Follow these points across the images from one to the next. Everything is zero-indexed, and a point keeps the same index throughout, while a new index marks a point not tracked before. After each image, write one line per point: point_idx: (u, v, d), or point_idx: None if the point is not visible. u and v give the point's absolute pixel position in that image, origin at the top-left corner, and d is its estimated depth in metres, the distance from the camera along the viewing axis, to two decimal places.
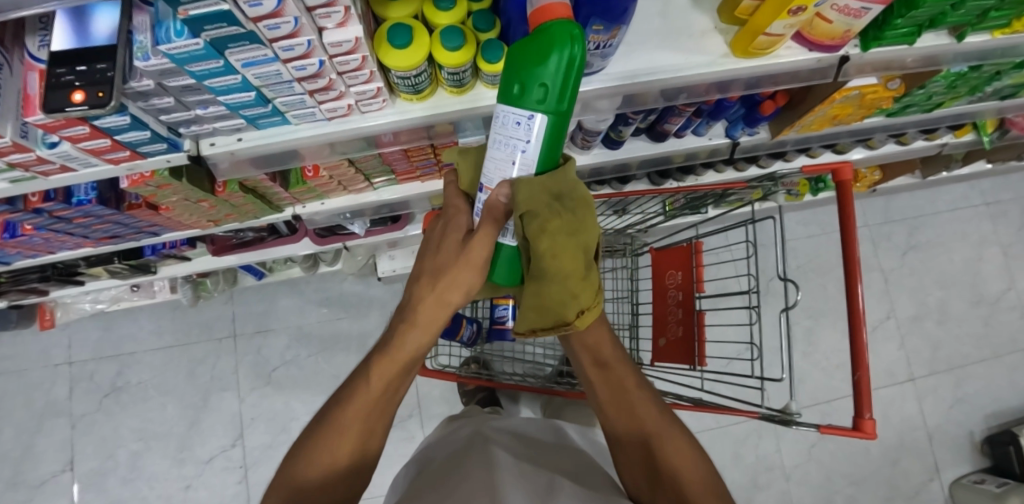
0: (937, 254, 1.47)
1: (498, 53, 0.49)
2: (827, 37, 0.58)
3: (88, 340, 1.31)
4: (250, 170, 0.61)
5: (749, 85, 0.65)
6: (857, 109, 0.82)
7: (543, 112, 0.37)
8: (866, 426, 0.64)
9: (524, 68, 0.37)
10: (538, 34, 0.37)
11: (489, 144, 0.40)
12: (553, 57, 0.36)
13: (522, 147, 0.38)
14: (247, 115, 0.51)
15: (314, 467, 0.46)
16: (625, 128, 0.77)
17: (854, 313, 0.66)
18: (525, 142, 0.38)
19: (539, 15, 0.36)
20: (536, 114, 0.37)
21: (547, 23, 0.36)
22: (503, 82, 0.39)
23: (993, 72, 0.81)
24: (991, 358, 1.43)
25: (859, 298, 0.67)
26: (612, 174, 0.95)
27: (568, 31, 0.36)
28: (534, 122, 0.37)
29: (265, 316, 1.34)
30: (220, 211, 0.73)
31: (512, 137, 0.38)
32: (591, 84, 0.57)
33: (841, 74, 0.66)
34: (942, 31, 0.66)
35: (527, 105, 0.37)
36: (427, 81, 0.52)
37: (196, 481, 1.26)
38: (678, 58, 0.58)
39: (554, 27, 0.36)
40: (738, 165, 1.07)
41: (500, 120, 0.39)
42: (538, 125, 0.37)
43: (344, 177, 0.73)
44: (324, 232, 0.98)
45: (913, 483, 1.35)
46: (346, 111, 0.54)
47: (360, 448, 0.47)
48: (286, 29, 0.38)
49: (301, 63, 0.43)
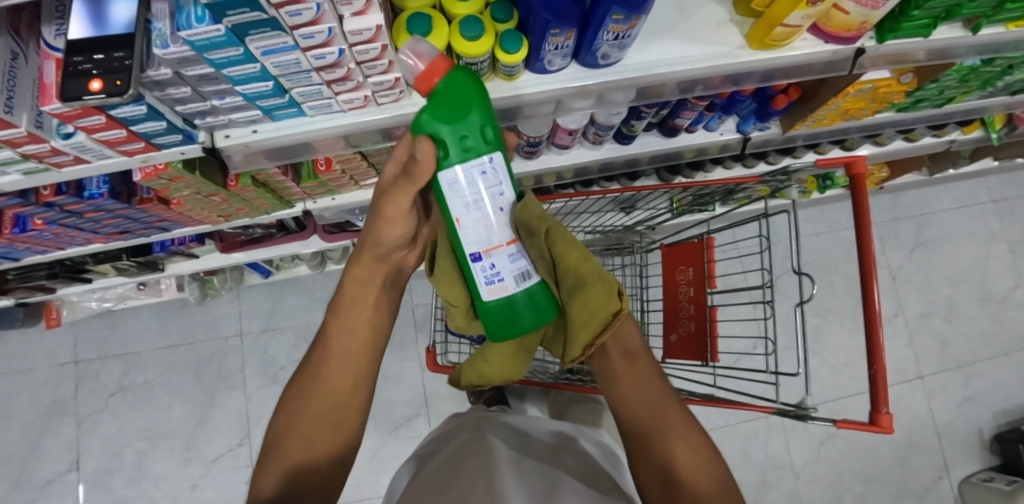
0: (944, 252, 1.47)
1: (517, 43, 0.49)
2: (843, 29, 0.58)
3: (94, 339, 1.31)
4: (263, 162, 0.61)
5: (765, 77, 0.65)
6: (869, 102, 0.82)
7: (494, 149, 0.44)
8: (883, 420, 0.64)
9: (447, 128, 0.43)
10: (445, 94, 0.43)
11: (465, 210, 0.45)
12: (475, 99, 0.43)
13: (498, 189, 0.45)
14: (263, 106, 0.51)
15: (300, 451, 0.49)
16: (638, 123, 0.76)
17: (870, 305, 0.66)
18: (498, 182, 0.45)
19: (428, 78, 0.42)
20: (492, 153, 0.44)
21: (444, 81, 0.42)
22: (446, 153, 0.43)
23: (1005, 66, 0.80)
24: (1000, 355, 1.42)
25: (876, 290, 0.66)
26: (622, 170, 0.95)
27: (464, 74, 0.43)
28: (494, 161, 0.44)
29: (271, 314, 1.33)
30: (231, 205, 0.73)
31: (481, 187, 0.44)
32: (607, 77, 0.56)
33: (856, 66, 0.66)
34: (956, 23, 0.65)
35: (482, 152, 0.44)
36: None
37: (202, 481, 1.25)
38: (694, 50, 0.58)
39: (452, 80, 0.42)
40: (747, 161, 1.07)
41: (462, 187, 0.44)
42: (498, 162, 0.45)
43: (356, 171, 0.72)
44: (333, 228, 0.99)
45: (923, 481, 1.35)
46: (362, 103, 0.54)
47: (338, 430, 0.51)
48: (308, 16, 0.38)
49: (320, 52, 0.43)
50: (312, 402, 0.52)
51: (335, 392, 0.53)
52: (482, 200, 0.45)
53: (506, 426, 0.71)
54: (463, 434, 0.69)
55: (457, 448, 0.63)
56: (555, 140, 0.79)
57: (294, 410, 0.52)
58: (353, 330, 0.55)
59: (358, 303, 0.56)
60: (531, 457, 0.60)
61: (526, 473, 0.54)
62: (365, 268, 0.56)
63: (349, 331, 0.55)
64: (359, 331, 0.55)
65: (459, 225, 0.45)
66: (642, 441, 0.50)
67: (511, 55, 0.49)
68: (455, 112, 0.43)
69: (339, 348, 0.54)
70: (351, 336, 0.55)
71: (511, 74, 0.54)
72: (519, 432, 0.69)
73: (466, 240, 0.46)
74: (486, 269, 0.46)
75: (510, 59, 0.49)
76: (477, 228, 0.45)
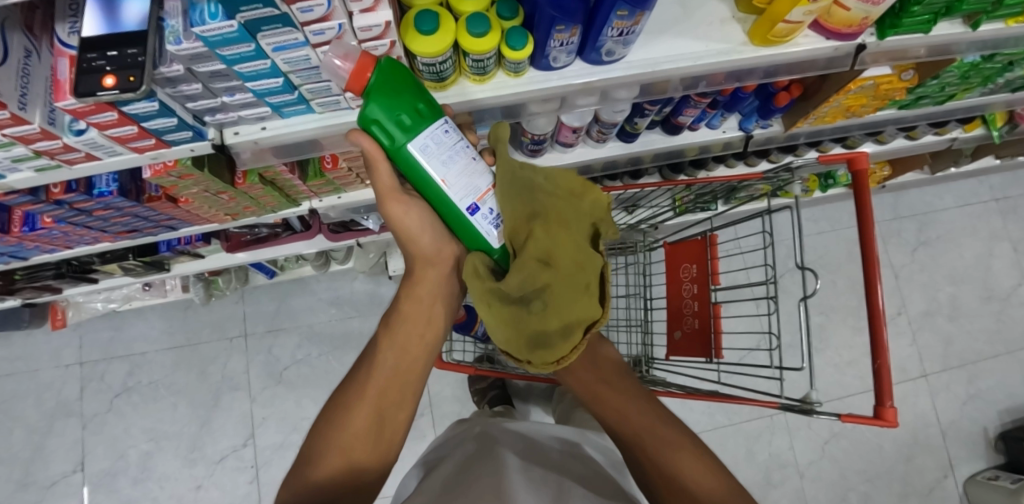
0: (947, 250, 1.47)
1: (522, 40, 0.49)
2: (845, 25, 0.58)
3: (99, 340, 1.32)
4: (272, 159, 0.62)
5: (767, 73, 0.66)
6: (871, 99, 0.82)
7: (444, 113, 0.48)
8: (888, 414, 0.64)
9: (398, 105, 0.46)
10: (384, 76, 0.45)
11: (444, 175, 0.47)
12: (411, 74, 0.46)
13: (462, 143, 0.49)
14: (273, 103, 0.52)
15: (325, 466, 0.47)
16: (641, 120, 0.77)
17: (873, 301, 0.66)
18: (460, 139, 0.49)
19: (361, 73, 0.43)
20: (445, 117, 0.48)
21: (377, 67, 0.44)
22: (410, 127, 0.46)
23: (1006, 62, 0.81)
24: (1004, 354, 1.42)
25: (878, 285, 0.67)
26: (625, 168, 0.95)
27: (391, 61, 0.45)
28: (449, 124, 0.48)
29: (276, 315, 1.34)
30: (239, 203, 0.73)
31: (450, 143, 0.48)
32: (612, 73, 0.57)
33: (858, 62, 0.67)
34: (956, 19, 0.66)
35: (438, 118, 0.47)
36: (451, 68, 0.52)
37: (207, 481, 1.25)
38: (698, 47, 0.58)
39: (385, 64, 0.45)
40: (749, 160, 1.08)
41: (433, 151, 0.47)
42: (451, 126, 0.48)
43: (362, 169, 0.73)
44: (338, 228, 0.99)
45: (928, 480, 1.34)
46: None
47: (374, 447, 0.50)
48: (319, 12, 0.39)
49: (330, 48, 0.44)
50: (356, 412, 0.50)
51: (381, 403, 0.51)
52: (452, 155, 0.48)
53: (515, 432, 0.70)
54: (470, 442, 0.68)
55: (465, 457, 0.63)
56: (559, 138, 0.80)
57: (335, 418, 0.50)
58: (407, 346, 0.54)
59: (412, 319, 0.56)
60: (545, 467, 0.59)
61: (541, 479, 0.55)
62: (421, 280, 0.57)
63: (402, 346, 0.54)
64: (413, 346, 0.55)
65: (445, 186, 0.47)
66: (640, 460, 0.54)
67: (516, 52, 0.50)
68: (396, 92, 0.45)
69: (389, 360, 0.53)
70: (403, 354, 0.54)
71: (516, 71, 0.55)
72: (527, 436, 0.70)
73: (456, 197, 0.48)
74: (487, 216, 0.50)
75: (516, 56, 0.50)
76: (459, 187, 0.48)
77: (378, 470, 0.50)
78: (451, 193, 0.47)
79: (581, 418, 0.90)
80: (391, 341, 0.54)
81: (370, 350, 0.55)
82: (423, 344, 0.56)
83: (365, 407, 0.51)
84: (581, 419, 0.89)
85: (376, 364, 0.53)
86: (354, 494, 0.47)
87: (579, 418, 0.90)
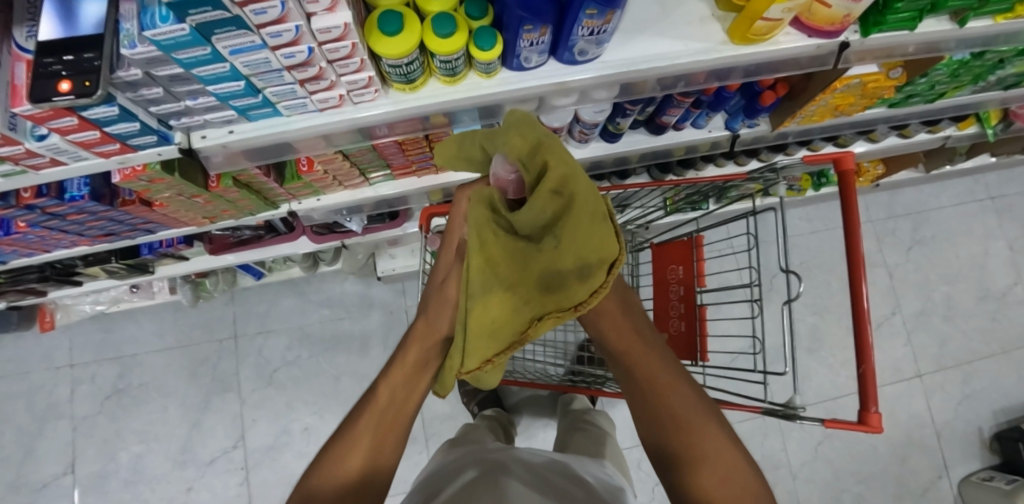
0: (943, 249, 1.45)
1: (491, 40, 0.48)
2: (827, 22, 0.57)
3: (89, 342, 1.31)
4: (245, 162, 0.60)
5: (748, 73, 0.64)
6: (859, 98, 0.81)
7: None
8: (872, 419, 0.63)
9: None
10: None
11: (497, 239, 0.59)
12: None
13: None
14: (237, 106, 0.50)
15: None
16: (623, 120, 0.75)
17: (858, 307, 0.65)
18: None
19: None
20: None
21: None
22: None
23: (996, 59, 0.80)
24: (999, 353, 1.41)
25: (864, 293, 0.66)
26: (612, 167, 0.95)
27: None
28: None
29: (266, 317, 1.32)
30: (216, 207, 0.71)
31: None
32: (586, 73, 0.56)
33: (841, 60, 0.65)
34: (943, 16, 0.66)
35: None
36: (419, 70, 0.50)
37: (197, 483, 1.23)
38: (676, 46, 0.57)
39: None
40: (738, 159, 1.07)
41: None
42: None
43: (339, 171, 0.70)
44: (321, 229, 0.95)
45: (922, 481, 1.33)
46: (337, 102, 0.52)
47: (363, 483, 0.48)
48: (273, 15, 0.38)
49: (289, 51, 0.43)
50: (352, 446, 0.50)
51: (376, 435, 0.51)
52: None
53: (508, 460, 0.66)
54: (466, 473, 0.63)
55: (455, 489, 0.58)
56: None
57: (329, 457, 0.49)
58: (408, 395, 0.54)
59: (416, 370, 0.56)
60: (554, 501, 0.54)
61: None
62: (412, 346, 0.57)
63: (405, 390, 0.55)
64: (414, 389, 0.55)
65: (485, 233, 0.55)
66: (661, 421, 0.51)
67: (485, 53, 0.48)
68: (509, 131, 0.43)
69: (389, 403, 0.53)
70: (403, 399, 0.54)
71: (488, 72, 0.53)
72: (527, 461, 0.66)
73: None
74: None
75: (485, 57, 0.49)
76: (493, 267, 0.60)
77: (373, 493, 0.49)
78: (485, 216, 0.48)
79: (579, 442, 0.87)
80: (392, 386, 0.54)
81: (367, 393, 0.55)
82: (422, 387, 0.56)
83: (361, 437, 0.50)
84: (580, 442, 0.86)
85: (376, 400, 0.53)
86: None
87: (577, 438, 0.88)
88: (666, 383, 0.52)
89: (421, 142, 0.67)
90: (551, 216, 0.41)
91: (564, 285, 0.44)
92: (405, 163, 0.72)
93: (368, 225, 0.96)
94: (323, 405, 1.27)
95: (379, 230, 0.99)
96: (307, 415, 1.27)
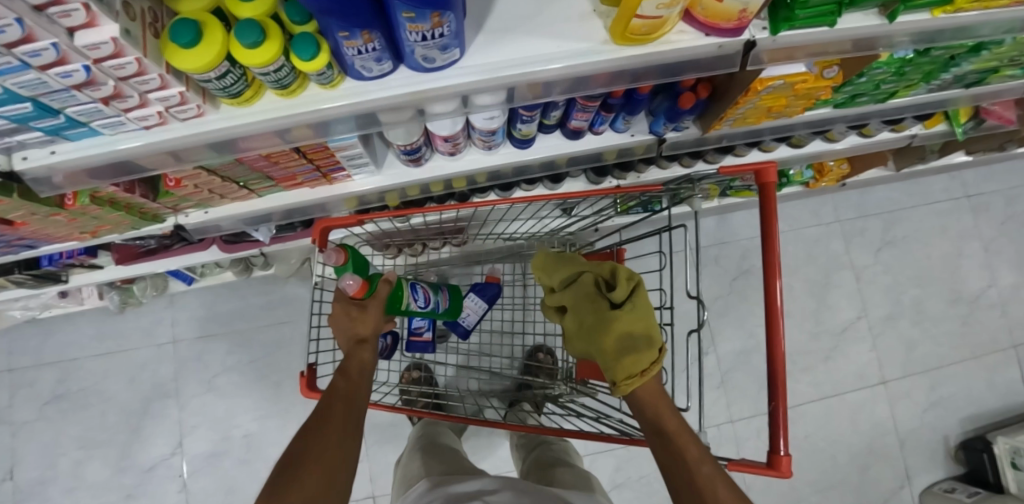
0: (913, 250, 1.39)
1: (313, 49, 0.42)
2: (722, 18, 0.50)
3: (26, 346, 1.25)
4: (89, 183, 0.55)
5: (651, 75, 0.58)
6: (794, 100, 0.73)
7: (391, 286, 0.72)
8: (782, 463, 0.58)
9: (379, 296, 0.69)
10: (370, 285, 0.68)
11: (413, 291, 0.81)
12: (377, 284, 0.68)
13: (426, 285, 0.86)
14: (42, 127, 0.45)
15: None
16: (527, 126, 0.69)
17: (773, 339, 0.59)
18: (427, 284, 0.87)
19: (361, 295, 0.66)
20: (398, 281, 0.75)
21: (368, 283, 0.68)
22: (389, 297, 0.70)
23: (947, 56, 0.73)
24: (969, 359, 1.36)
25: (780, 330, 0.60)
26: (540, 172, 0.88)
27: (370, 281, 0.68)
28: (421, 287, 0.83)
29: (206, 320, 1.28)
30: (86, 223, 0.67)
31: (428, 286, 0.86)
32: (442, 80, 0.50)
33: (751, 61, 0.58)
34: (871, 10, 0.58)
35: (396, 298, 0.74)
36: (242, 84, 0.45)
37: (137, 490, 1.21)
38: (549, 46, 0.51)
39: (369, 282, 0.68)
40: (682, 161, 1.00)
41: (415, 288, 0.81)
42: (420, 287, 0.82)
43: (213, 186, 0.65)
44: (230, 238, 0.91)
45: (883, 490, 1.29)
46: (159, 119, 0.47)
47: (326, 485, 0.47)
48: (14, 34, 0.32)
49: (62, 71, 0.38)
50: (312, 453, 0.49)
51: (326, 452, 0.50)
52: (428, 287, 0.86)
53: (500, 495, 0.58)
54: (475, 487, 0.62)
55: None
56: (438, 147, 0.70)
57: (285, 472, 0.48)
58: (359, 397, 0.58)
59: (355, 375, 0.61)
60: None
61: None
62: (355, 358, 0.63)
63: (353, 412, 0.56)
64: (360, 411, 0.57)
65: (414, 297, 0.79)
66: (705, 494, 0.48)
67: (308, 63, 0.43)
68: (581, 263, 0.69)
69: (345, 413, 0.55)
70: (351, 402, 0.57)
71: (327, 82, 0.47)
72: (515, 487, 0.60)
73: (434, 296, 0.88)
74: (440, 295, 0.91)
75: (308, 67, 0.43)
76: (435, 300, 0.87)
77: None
78: (574, 299, 0.66)
79: (565, 479, 0.77)
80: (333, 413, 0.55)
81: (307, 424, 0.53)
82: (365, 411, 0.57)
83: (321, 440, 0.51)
84: (562, 479, 0.78)
85: (320, 426, 0.52)
86: None
87: (557, 471, 0.81)
88: (709, 470, 0.50)
89: (292, 155, 0.61)
90: (634, 316, 0.60)
91: (637, 348, 0.58)
92: (286, 175, 0.67)
93: (278, 234, 0.92)
94: (263, 412, 1.24)
95: (291, 239, 0.95)
96: (248, 422, 1.24)
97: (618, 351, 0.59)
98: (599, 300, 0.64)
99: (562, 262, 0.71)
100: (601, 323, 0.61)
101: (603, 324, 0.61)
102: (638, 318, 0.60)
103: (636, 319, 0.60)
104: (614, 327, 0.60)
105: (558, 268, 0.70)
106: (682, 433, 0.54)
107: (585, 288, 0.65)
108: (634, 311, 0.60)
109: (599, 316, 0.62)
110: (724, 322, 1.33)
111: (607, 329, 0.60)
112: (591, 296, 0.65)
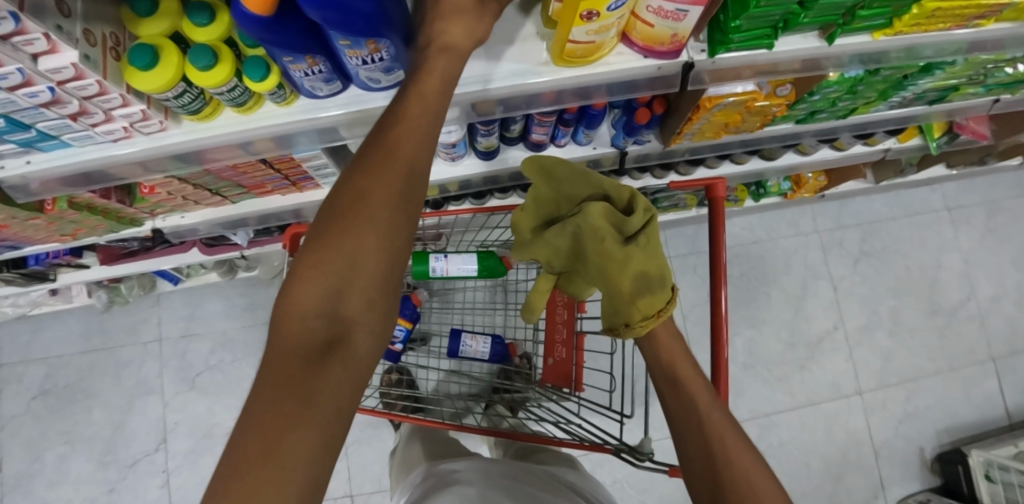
0: (892, 262, 1.41)
1: (262, 71, 0.45)
2: (657, 42, 0.52)
3: (15, 343, 1.30)
4: (64, 190, 0.58)
5: (597, 95, 0.60)
6: (749, 116, 0.75)
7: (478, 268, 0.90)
8: None
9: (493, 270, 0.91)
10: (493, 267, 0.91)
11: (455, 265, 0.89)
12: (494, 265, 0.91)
13: (442, 259, 0.90)
14: (16, 140, 0.49)
15: (305, 311, 0.33)
16: (486, 139, 0.72)
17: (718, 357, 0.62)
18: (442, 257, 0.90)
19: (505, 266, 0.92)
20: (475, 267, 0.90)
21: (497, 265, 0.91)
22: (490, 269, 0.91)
23: (899, 75, 0.75)
24: (946, 371, 1.36)
25: (724, 348, 0.61)
26: (510, 182, 0.90)
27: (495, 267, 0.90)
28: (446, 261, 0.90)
29: (190, 320, 1.32)
30: (63, 226, 0.70)
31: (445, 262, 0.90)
32: (389, 99, 0.53)
33: (693, 81, 0.60)
34: (811, 32, 0.61)
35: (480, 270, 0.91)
36: (200, 101, 0.48)
37: (119, 485, 1.24)
38: (490, 68, 0.53)
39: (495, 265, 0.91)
40: (654, 172, 1.02)
41: (459, 265, 0.89)
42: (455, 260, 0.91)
43: (185, 193, 0.69)
44: (210, 242, 0.96)
45: (857, 500, 1.29)
46: (125, 133, 0.51)
47: (371, 297, 0.35)
48: None
49: (29, 91, 0.41)
50: (352, 244, 0.35)
51: (352, 278, 0.35)
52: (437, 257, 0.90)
53: (472, 480, 0.64)
54: (458, 471, 0.67)
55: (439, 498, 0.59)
56: None
57: (311, 272, 0.35)
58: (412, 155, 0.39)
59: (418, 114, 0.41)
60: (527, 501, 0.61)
61: None
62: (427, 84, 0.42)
63: (396, 204, 0.37)
64: (409, 208, 0.38)
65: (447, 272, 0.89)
66: (701, 437, 0.51)
67: (259, 84, 0.46)
68: (588, 186, 0.58)
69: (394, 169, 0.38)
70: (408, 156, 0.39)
71: (282, 101, 0.51)
72: (491, 473, 0.67)
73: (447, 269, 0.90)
74: (438, 262, 0.89)
75: (259, 87, 0.46)
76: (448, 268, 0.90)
77: (349, 365, 0.33)
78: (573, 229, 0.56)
79: (549, 458, 0.83)
80: (358, 205, 0.36)
81: (326, 213, 0.38)
82: (418, 207, 0.39)
83: (358, 227, 0.36)
84: (547, 460, 0.83)
85: (361, 211, 0.36)
86: (338, 348, 0.33)
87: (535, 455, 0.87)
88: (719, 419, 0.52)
89: (258, 166, 0.65)
90: (647, 247, 0.53)
91: (653, 288, 0.52)
92: (254, 184, 0.70)
93: (256, 238, 0.96)
94: None
95: (269, 243, 0.98)
96: (229, 420, 1.27)
97: (635, 292, 0.52)
98: (607, 230, 0.53)
99: (567, 176, 0.58)
100: (612, 263, 0.52)
101: (614, 265, 0.53)
102: (650, 255, 0.53)
103: (651, 249, 0.53)
104: (630, 266, 0.52)
105: (566, 184, 0.59)
106: (697, 384, 0.55)
107: (592, 218, 0.53)
108: (647, 244, 0.53)
109: (608, 254, 0.52)
110: (699, 330, 1.35)
111: (619, 269, 0.52)
112: (598, 229, 0.53)
